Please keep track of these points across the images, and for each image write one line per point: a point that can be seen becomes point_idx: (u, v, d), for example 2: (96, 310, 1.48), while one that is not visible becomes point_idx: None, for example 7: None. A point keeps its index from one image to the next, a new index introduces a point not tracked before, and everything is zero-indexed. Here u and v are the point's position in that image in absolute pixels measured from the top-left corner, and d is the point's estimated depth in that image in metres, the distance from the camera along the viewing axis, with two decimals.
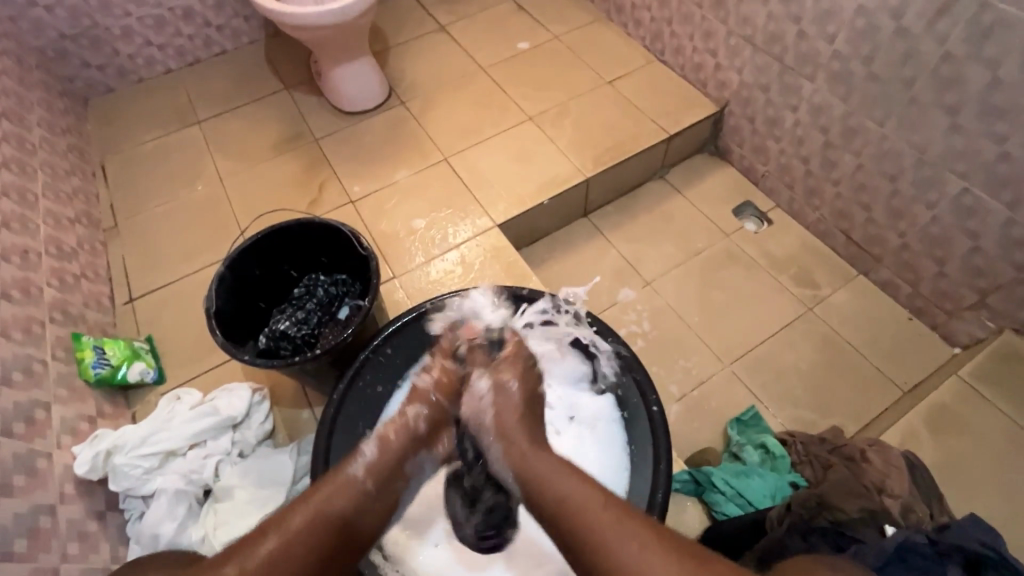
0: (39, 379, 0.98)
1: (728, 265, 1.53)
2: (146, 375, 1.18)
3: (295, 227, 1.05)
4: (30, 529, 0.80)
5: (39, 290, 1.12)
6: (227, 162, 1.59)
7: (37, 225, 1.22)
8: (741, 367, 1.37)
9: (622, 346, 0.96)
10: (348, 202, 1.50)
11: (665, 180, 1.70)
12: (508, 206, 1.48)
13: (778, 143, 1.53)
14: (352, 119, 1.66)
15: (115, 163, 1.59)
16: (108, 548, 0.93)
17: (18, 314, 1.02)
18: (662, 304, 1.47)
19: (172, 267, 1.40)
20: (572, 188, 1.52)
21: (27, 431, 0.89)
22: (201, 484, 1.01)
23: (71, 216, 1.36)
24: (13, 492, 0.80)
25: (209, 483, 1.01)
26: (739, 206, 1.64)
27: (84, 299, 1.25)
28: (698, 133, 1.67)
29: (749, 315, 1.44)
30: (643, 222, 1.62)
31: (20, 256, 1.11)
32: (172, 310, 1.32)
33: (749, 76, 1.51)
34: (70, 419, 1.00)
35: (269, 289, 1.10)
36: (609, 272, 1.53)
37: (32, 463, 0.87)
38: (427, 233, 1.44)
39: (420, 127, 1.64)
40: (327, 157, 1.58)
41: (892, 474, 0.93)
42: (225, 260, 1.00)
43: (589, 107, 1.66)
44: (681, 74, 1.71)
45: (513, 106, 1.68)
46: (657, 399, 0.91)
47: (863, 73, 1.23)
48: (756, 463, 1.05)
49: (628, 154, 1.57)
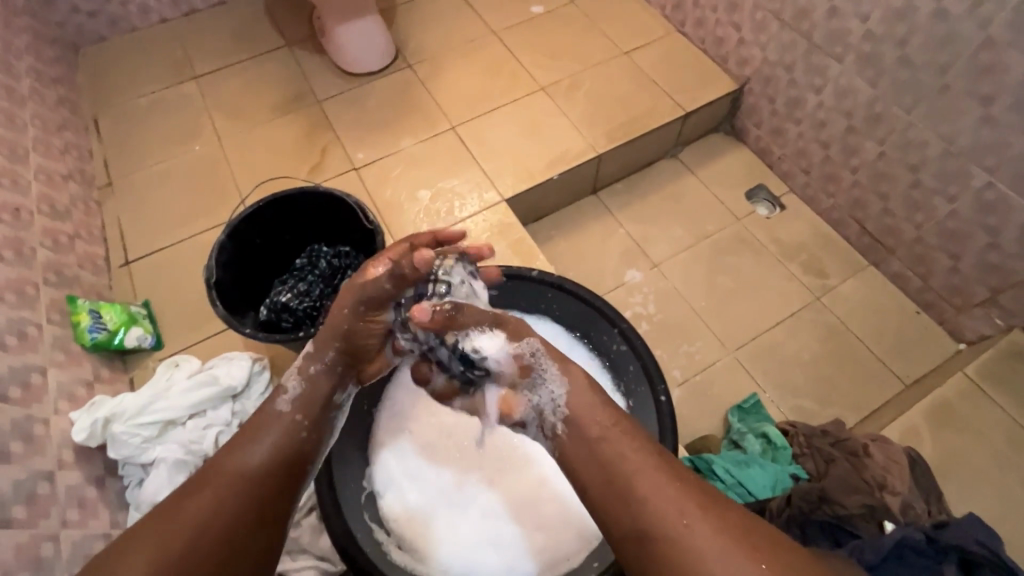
0: (35, 342, 0.96)
1: (737, 250, 1.50)
2: (143, 341, 1.16)
3: (298, 196, 1.01)
4: (29, 495, 0.79)
5: (32, 250, 1.08)
6: (225, 121, 1.53)
7: (29, 182, 1.17)
8: (745, 354, 1.36)
9: (631, 332, 0.95)
10: (351, 168, 1.45)
11: (677, 159, 1.65)
12: (516, 181, 1.43)
13: (798, 126, 1.48)
14: (356, 82, 1.59)
15: (108, 118, 1.52)
16: (108, 514, 0.93)
17: (11, 276, 0.99)
18: (668, 287, 1.45)
19: (169, 229, 1.36)
20: (583, 164, 1.47)
21: (23, 396, 0.88)
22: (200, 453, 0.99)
23: (64, 172, 1.31)
24: (11, 458, 0.79)
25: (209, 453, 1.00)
26: (751, 189, 1.60)
27: (79, 260, 1.21)
28: (715, 111, 1.61)
29: (756, 302, 1.43)
30: (652, 202, 1.58)
31: (11, 214, 1.07)
32: (169, 274, 1.29)
33: (773, 54, 1.44)
34: (67, 384, 0.98)
35: (270, 258, 1.06)
36: (616, 253, 1.50)
37: (29, 428, 0.85)
38: (432, 205, 1.40)
39: (427, 93, 1.58)
40: (330, 120, 1.52)
41: (893, 470, 0.94)
42: (226, 227, 0.96)
43: (603, 78, 1.60)
44: (701, 48, 1.64)
45: (525, 75, 1.61)
46: (665, 389, 0.90)
47: (894, 56, 1.18)
48: (757, 453, 1.04)
49: (642, 131, 1.52)
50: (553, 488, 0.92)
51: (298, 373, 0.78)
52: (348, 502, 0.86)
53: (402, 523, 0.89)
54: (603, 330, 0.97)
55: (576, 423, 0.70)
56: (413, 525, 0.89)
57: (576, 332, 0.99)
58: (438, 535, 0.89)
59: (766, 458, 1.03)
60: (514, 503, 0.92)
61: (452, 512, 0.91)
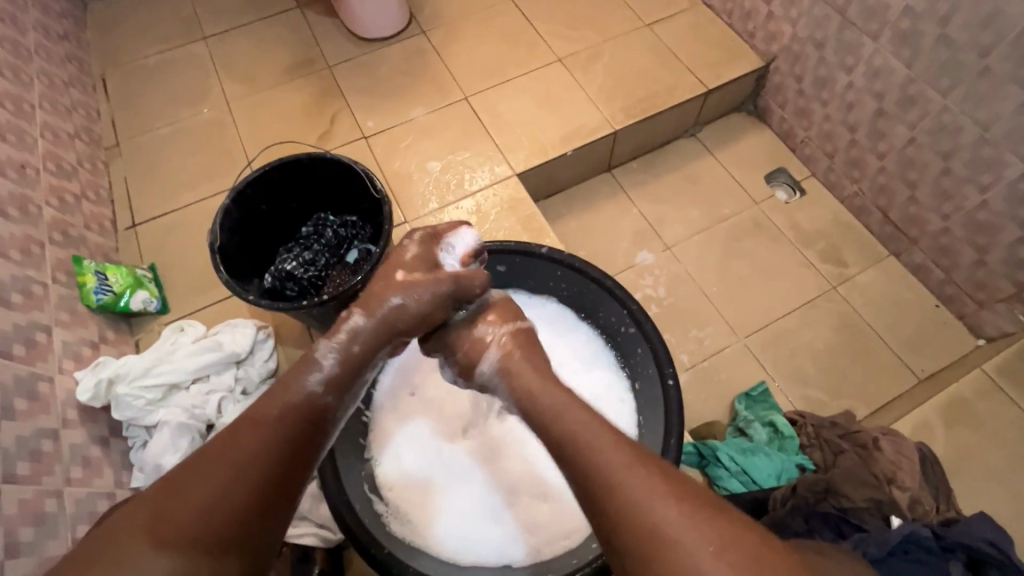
0: (40, 301, 0.95)
1: (753, 234, 1.46)
2: (149, 304, 1.16)
3: (304, 161, 0.98)
4: (33, 452, 0.80)
5: (38, 208, 1.07)
6: (234, 84, 1.49)
7: (35, 139, 1.15)
8: (756, 342, 1.33)
9: (640, 314, 0.90)
10: (360, 137, 1.42)
11: (696, 139, 1.60)
12: (529, 155, 1.40)
13: (825, 108, 1.42)
14: (367, 47, 1.54)
15: (116, 77, 1.50)
16: (112, 473, 0.93)
17: (17, 233, 0.98)
18: (680, 270, 1.42)
19: (176, 193, 1.34)
20: (599, 140, 1.43)
21: (28, 354, 0.88)
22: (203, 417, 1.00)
23: (71, 130, 1.30)
24: (15, 415, 0.79)
25: (212, 418, 1.00)
26: (771, 172, 1.55)
27: (86, 221, 1.20)
28: (738, 89, 1.55)
29: (769, 289, 1.40)
30: (668, 182, 1.54)
31: (16, 171, 1.05)
32: (175, 238, 1.28)
33: (804, 30, 1.38)
34: (73, 344, 0.98)
35: (276, 226, 1.04)
36: (628, 233, 1.47)
37: (33, 386, 0.85)
38: (442, 177, 1.37)
39: (440, 60, 1.53)
40: (340, 86, 1.49)
41: (904, 465, 0.93)
42: (231, 191, 0.94)
43: (623, 51, 1.54)
44: (727, 22, 1.57)
45: (542, 45, 1.55)
46: (673, 372, 0.87)
47: (934, 34, 1.11)
48: (763, 442, 1.02)
49: (661, 107, 1.46)
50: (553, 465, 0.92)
51: (336, 349, 0.71)
52: (348, 469, 0.86)
53: (399, 492, 0.89)
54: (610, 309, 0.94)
55: (582, 404, 0.68)
56: (410, 494, 0.89)
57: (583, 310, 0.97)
58: (434, 505, 0.88)
59: (772, 448, 1.01)
60: (513, 478, 0.91)
61: (452, 484, 0.91)
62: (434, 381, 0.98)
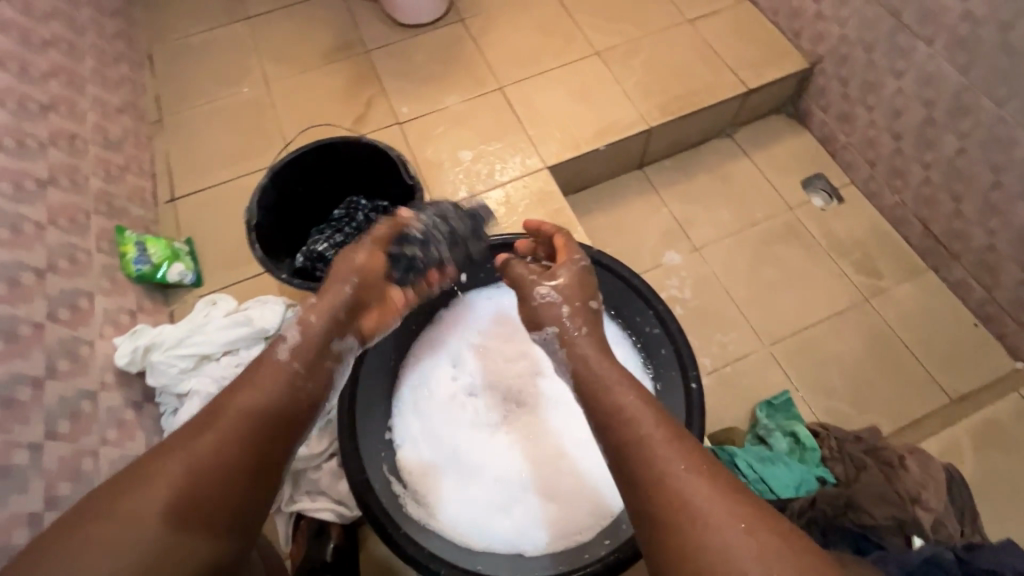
0: (84, 268, 0.99)
1: (786, 240, 1.43)
2: (185, 277, 1.20)
3: (341, 145, 1.00)
4: (73, 411, 0.84)
5: (85, 178, 1.11)
6: (274, 65, 1.52)
7: (85, 111, 1.19)
8: (781, 349, 1.31)
9: (666, 315, 0.91)
10: (394, 123, 1.43)
11: (732, 140, 1.56)
12: (561, 149, 1.39)
13: (869, 113, 1.37)
14: (405, 33, 1.55)
15: (162, 54, 1.54)
16: (144, 437, 0.97)
17: (66, 202, 1.02)
18: (708, 272, 1.40)
19: (214, 170, 1.38)
20: (633, 136, 1.41)
21: (72, 318, 0.92)
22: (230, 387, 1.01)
23: (118, 104, 1.34)
24: (58, 375, 0.83)
25: None
26: (808, 177, 1.51)
27: (129, 193, 1.24)
28: (779, 90, 1.51)
29: (799, 296, 1.37)
30: (700, 183, 1.51)
31: (67, 141, 1.09)
32: (212, 214, 1.32)
33: (853, 31, 1.33)
34: (113, 311, 1.02)
35: (309, 207, 1.06)
36: (656, 232, 1.45)
37: (76, 348, 0.90)
38: (473, 167, 1.37)
39: (477, 49, 1.52)
40: (377, 72, 1.50)
41: (929, 486, 0.92)
42: (269, 171, 0.95)
43: (663, 46, 1.51)
44: (773, 20, 1.52)
45: (580, 37, 1.53)
46: (696, 375, 0.87)
47: (994, 41, 1.07)
48: (783, 451, 1.01)
49: (698, 106, 1.44)
50: (568, 461, 0.92)
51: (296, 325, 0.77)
52: (369, 451, 0.87)
53: (416, 475, 0.90)
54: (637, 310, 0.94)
55: (603, 400, 0.68)
56: (426, 479, 0.90)
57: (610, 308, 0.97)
58: (449, 492, 0.90)
59: (792, 458, 1.00)
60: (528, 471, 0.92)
61: (467, 473, 0.92)
62: (456, 370, 0.99)
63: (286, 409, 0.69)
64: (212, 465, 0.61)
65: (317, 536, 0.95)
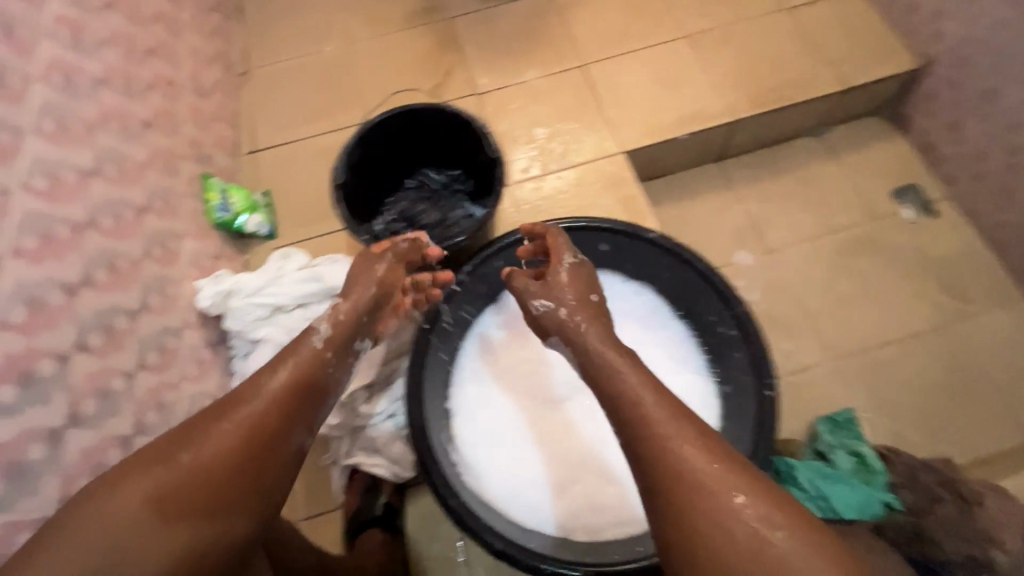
0: (175, 211, 1.04)
1: (868, 252, 1.35)
2: (261, 228, 1.24)
3: (426, 112, 0.98)
4: (160, 346, 0.89)
5: (180, 124, 1.15)
6: (358, 25, 1.52)
7: (182, 58, 1.23)
8: (850, 365, 1.25)
9: (747, 318, 0.87)
10: (472, 93, 1.42)
11: (820, 139, 1.48)
12: (639, 134, 1.34)
13: (983, 124, 1.27)
14: (491, 1, 1.52)
15: (253, 7, 1.56)
16: (217, 376, 1.02)
17: (163, 145, 1.06)
18: (779, 276, 1.34)
19: (294, 126, 1.40)
20: (717, 127, 1.35)
21: (164, 257, 0.96)
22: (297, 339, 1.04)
23: (211, 53, 1.37)
24: (150, 311, 0.88)
25: None
26: (901, 188, 1.41)
27: (216, 141, 1.28)
28: (882, 91, 1.41)
29: (876, 312, 1.30)
30: (781, 182, 1.44)
31: (167, 87, 1.13)
32: (289, 169, 1.35)
33: (978, 33, 1.22)
34: (197, 254, 1.07)
35: (390, 171, 1.06)
36: (729, 230, 1.40)
37: (165, 286, 0.94)
38: (547, 145, 1.35)
39: (563, 23, 1.48)
40: (459, 39, 1.48)
41: (1009, 526, 0.87)
42: (356, 133, 0.96)
43: (759, 34, 1.43)
44: (884, 13, 1.41)
45: (671, 18, 1.47)
46: (772, 384, 0.84)
47: None
48: (847, 471, 0.97)
49: (791, 101, 1.36)
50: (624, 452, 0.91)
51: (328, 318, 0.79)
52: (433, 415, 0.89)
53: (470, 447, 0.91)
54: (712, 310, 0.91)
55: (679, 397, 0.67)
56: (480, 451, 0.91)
57: (681, 306, 0.95)
58: (502, 467, 0.91)
59: (857, 479, 0.96)
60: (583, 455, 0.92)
61: (522, 448, 0.93)
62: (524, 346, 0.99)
63: (290, 399, 0.69)
64: (215, 464, 0.62)
65: (371, 491, 1.00)
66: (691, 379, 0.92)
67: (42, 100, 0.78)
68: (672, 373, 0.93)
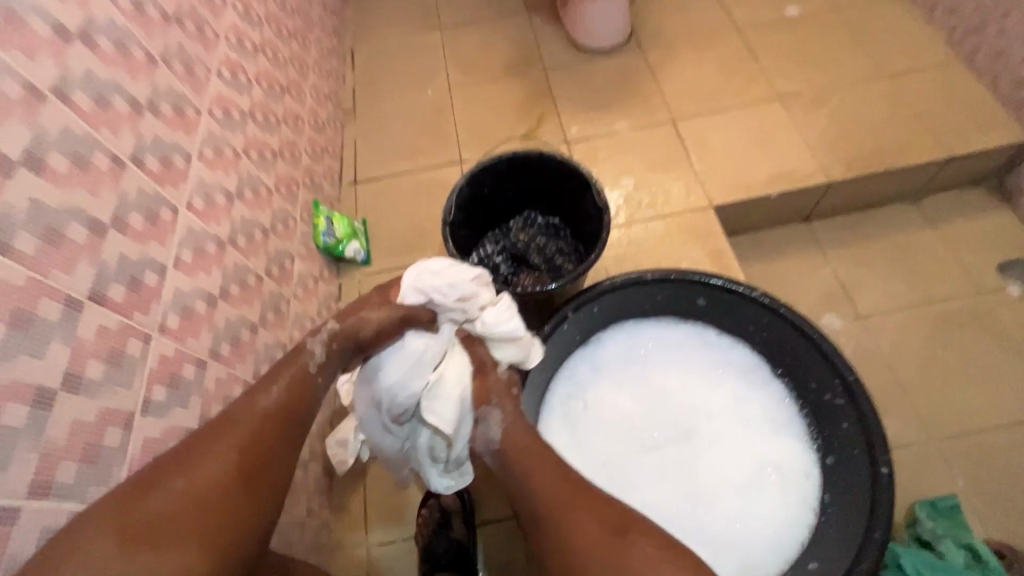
0: (292, 233, 1.11)
1: (969, 326, 1.29)
2: (357, 255, 1.31)
3: (535, 158, 1.04)
4: (271, 358, 0.94)
5: (300, 154, 1.25)
6: (460, 73, 1.63)
7: (306, 96, 1.34)
8: (952, 447, 1.16)
9: (859, 389, 0.81)
10: (563, 140, 1.47)
11: (916, 207, 1.44)
12: (729, 189, 1.35)
13: None
14: (584, 57, 1.60)
15: (363, 53, 1.71)
16: None
17: (286, 173, 1.15)
18: (871, 344, 1.28)
19: (393, 162, 1.49)
20: (810, 187, 1.34)
21: (279, 275, 1.03)
22: (442, 307, 0.70)
23: (327, 93, 1.50)
24: (266, 325, 0.94)
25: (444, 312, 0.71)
26: (1006, 262, 1.35)
27: (324, 171, 1.38)
28: (985, 162, 1.38)
29: (979, 393, 1.21)
30: (876, 248, 1.40)
31: (293, 121, 1.24)
32: (386, 201, 1.43)
33: None
34: (304, 274, 1.14)
35: (491, 212, 1.11)
36: (815, 292, 1.36)
37: (279, 304, 1.00)
38: (635, 193, 1.37)
39: (653, 80, 1.54)
40: (553, 90, 1.55)
41: None
42: (467, 173, 1.02)
43: (853, 99, 1.44)
44: (989, 86, 1.40)
45: (764, 80, 1.49)
46: (888, 460, 0.77)
47: None
48: (958, 564, 0.91)
49: (888, 166, 1.34)
50: (719, 513, 0.87)
51: None
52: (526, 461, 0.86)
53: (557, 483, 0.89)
54: (821, 380, 0.87)
55: None
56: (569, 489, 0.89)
57: (787, 366, 0.92)
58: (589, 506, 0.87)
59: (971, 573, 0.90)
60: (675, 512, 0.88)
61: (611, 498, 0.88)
62: (616, 391, 0.96)
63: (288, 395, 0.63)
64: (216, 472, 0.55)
65: (442, 526, 1.00)
66: (790, 443, 0.90)
67: (207, 129, 0.87)
68: (768, 436, 0.92)
